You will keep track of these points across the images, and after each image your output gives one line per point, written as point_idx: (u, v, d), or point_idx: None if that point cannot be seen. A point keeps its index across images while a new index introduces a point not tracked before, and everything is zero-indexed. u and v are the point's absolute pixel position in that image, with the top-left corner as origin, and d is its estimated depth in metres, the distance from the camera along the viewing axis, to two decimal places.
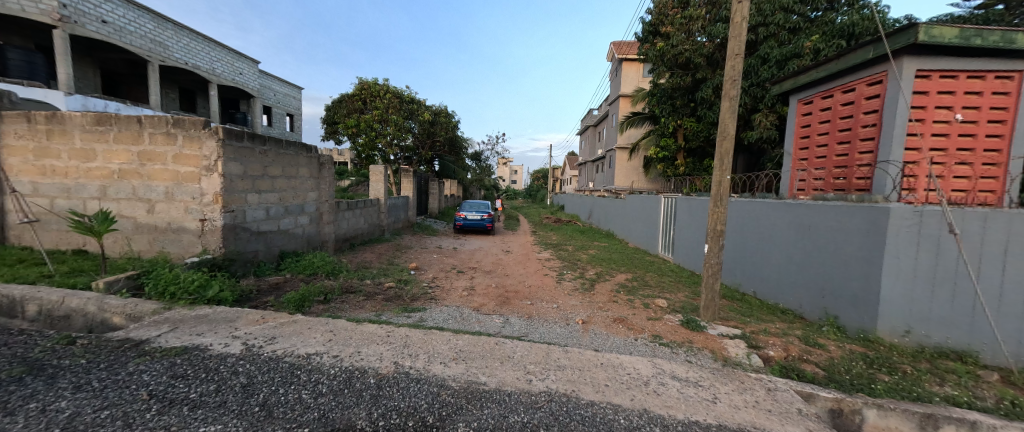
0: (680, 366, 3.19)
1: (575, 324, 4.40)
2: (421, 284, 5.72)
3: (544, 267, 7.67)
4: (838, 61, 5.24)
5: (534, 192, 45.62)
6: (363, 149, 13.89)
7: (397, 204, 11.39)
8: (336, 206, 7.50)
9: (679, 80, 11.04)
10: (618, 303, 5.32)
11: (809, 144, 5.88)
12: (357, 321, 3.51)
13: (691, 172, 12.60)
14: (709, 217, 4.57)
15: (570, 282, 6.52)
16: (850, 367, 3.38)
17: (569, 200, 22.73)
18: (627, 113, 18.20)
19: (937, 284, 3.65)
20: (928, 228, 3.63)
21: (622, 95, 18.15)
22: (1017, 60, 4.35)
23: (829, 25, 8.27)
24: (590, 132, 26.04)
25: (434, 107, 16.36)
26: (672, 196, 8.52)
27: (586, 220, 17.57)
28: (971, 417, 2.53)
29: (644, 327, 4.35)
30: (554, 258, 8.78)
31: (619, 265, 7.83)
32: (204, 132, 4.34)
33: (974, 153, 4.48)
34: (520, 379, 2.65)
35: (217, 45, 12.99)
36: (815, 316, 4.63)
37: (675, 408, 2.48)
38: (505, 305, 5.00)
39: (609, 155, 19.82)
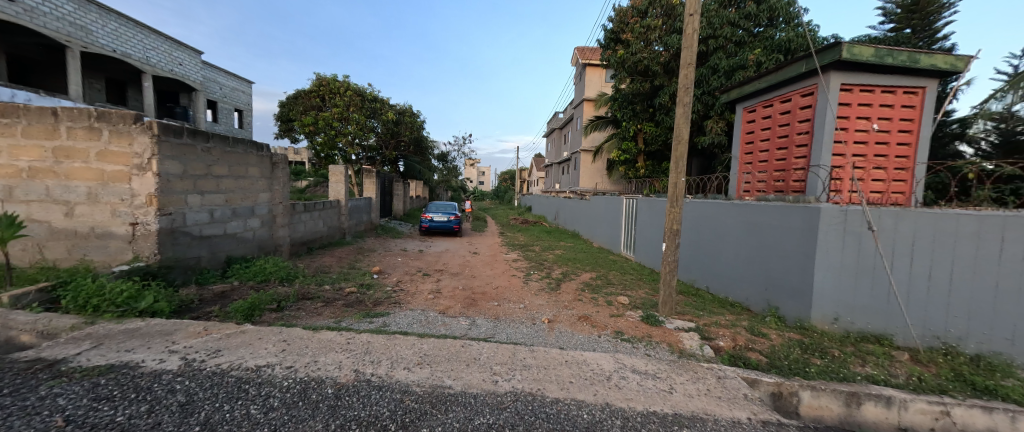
0: (640, 360, 3.37)
1: (541, 323, 4.51)
2: (384, 288, 5.62)
3: (511, 268, 7.76)
4: (777, 73, 5.74)
5: (501, 193, 45.85)
6: (322, 148, 13.36)
7: (359, 206, 11.06)
8: (292, 208, 7.20)
9: (638, 86, 11.53)
10: (583, 301, 5.51)
11: (752, 149, 6.36)
12: (315, 329, 3.42)
13: (651, 174, 13.18)
14: (666, 218, 4.84)
15: (536, 282, 6.65)
16: (788, 353, 3.71)
17: (536, 202, 23.06)
18: (591, 117, 18.75)
19: (859, 275, 4.08)
20: (852, 226, 4.06)
21: (586, 99, 18.69)
22: (920, 77, 4.98)
23: (769, 40, 9.00)
24: (556, 134, 26.55)
25: (398, 106, 16.04)
26: (632, 197, 8.92)
27: (553, 221, 17.91)
28: (887, 394, 2.86)
29: (607, 324, 4.55)
30: (521, 259, 8.91)
31: (584, 264, 8.08)
32: (135, 127, 4.05)
33: (888, 159, 5.05)
34: (487, 380, 2.71)
35: (151, 32, 12.05)
36: (759, 308, 5.03)
37: (634, 401, 2.63)
38: (473, 306, 5.04)
39: (574, 157, 20.30)
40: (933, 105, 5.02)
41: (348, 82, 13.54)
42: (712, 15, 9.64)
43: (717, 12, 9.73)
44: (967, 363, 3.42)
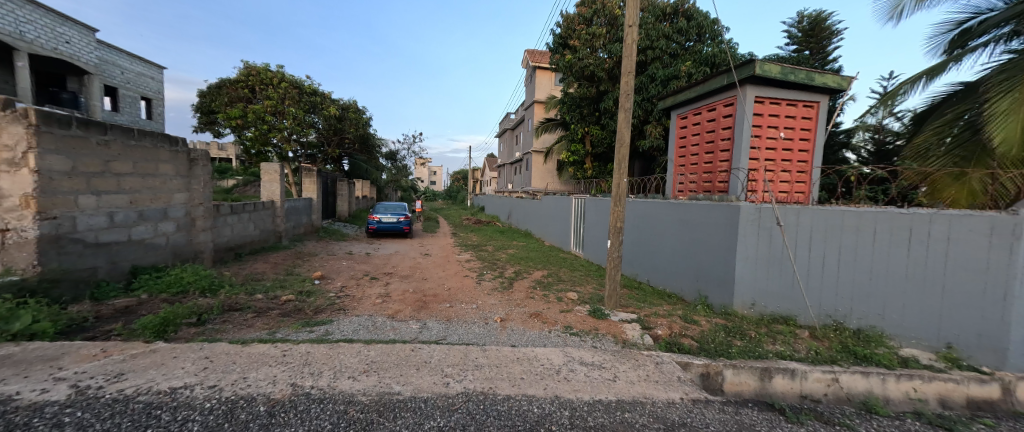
0: (587, 352, 3.60)
1: (493, 322, 4.63)
2: (326, 295, 5.41)
3: (464, 269, 7.79)
4: (705, 85, 6.36)
5: (453, 193, 45.41)
6: (253, 144, 12.38)
7: (297, 207, 10.43)
8: (215, 210, 6.64)
9: (585, 91, 12.06)
10: (534, 299, 5.71)
11: (685, 153, 6.96)
12: (244, 343, 3.25)
13: (598, 175, 13.78)
14: (610, 216, 5.15)
15: (489, 281, 6.76)
16: (715, 337, 4.15)
17: (489, 202, 23.17)
18: (541, 119, 19.25)
19: (771, 264, 4.66)
20: (765, 221, 4.63)
21: (537, 101, 19.15)
22: (816, 93, 5.79)
23: (698, 54, 9.88)
24: (508, 136, 26.89)
25: (341, 101, 15.35)
26: (581, 196, 9.34)
27: (506, 221, 18.11)
28: (792, 367, 3.31)
29: (557, 320, 4.77)
30: (474, 259, 8.96)
31: (535, 262, 8.33)
32: (5, 116, 3.56)
33: (792, 162, 5.81)
34: (437, 383, 2.77)
35: (26, 3, 10.46)
36: (691, 297, 5.54)
37: (582, 391, 2.84)
38: (424, 309, 5.03)
39: (526, 158, 20.69)
40: (825, 118, 5.87)
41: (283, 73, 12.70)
42: (649, 27, 10.31)
43: (653, 25, 10.40)
44: (851, 337, 4.03)
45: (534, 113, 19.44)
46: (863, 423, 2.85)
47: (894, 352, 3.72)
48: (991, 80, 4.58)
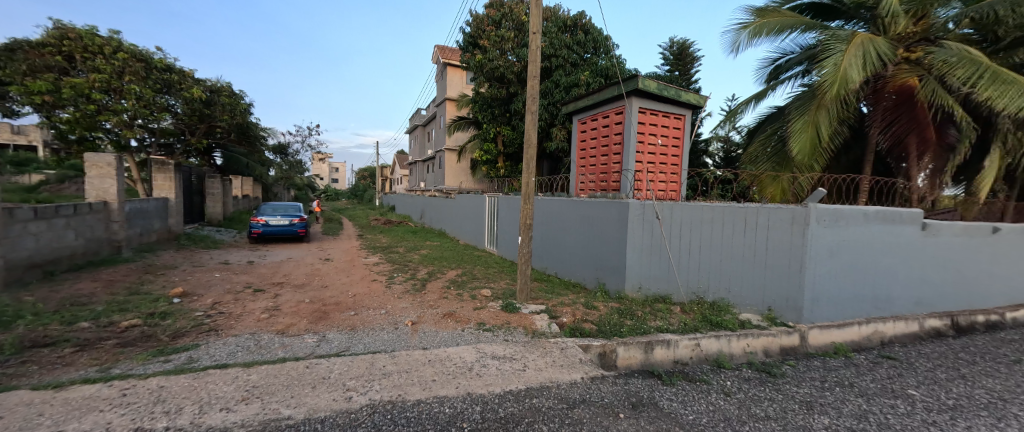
0: (499, 346, 3.82)
1: (404, 326, 4.59)
2: (190, 315, 4.71)
3: (372, 273, 7.48)
4: (600, 93, 7.10)
5: (359, 191, 42.43)
6: (74, 128, 10.08)
7: (143, 209, 8.73)
8: (10, 216, 5.21)
9: (496, 91, 12.42)
10: (448, 298, 5.77)
11: (584, 155, 7.68)
12: (59, 386, 2.69)
13: (509, 174, 14.10)
14: (520, 214, 5.40)
15: (400, 284, 6.61)
16: (610, 319, 4.69)
17: (400, 201, 22.28)
18: (453, 117, 19.15)
19: (652, 252, 5.40)
20: (647, 215, 5.35)
21: (448, 98, 19.01)
22: (682, 108, 6.96)
23: (594, 66, 10.92)
24: (419, 132, 26.14)
25: (210, 82, 13.01)
26: (493, 195, 9.63)
27: (418, 220, 17.65)
28: (667, 338, 3.94)
29: (471, 317, 4.91)
30: (383, 261, 8.62)
31: (450, 262, 8.38)
32: None
33: (666, 165, 6.86)
34: (338, 399, 2.67)
35: None
36: (592, 285, 6.16)
37: (493, 385, 3.02)
38: (323, 320, 4.74)
39: (438, 156, 20.41)
40: (690, 129, 7.08)
41: (120, 41, 10.48)
42: (553, 37, 11.10)
43: (556, 35, 11.18)
44: (709, 308, 4.94)
45: (446, 110, 19.27)
46: (715, 376, 3.58)
47: (736, 317, 4.66)
48: (796, 104, 6.01)
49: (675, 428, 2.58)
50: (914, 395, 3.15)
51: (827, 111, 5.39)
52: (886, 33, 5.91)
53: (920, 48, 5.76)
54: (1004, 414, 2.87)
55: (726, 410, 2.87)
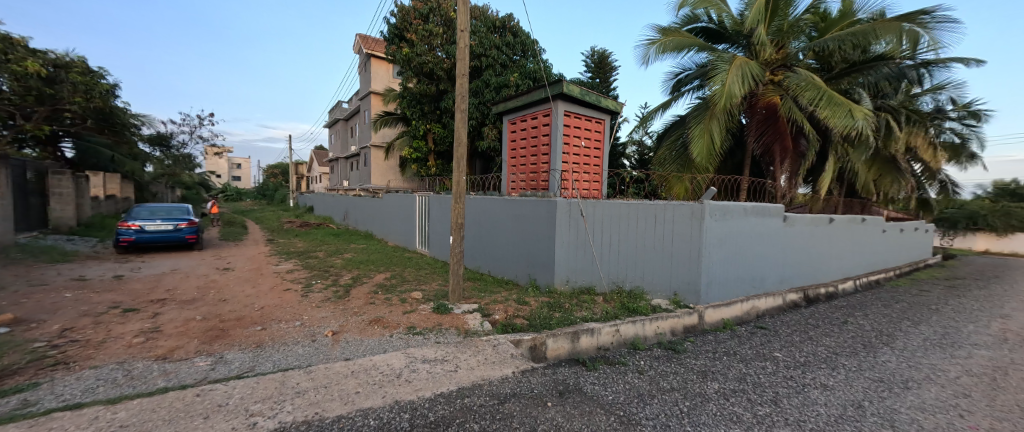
0: (429, 350, 3.77)
1: (324, 337, 4.24)
2: (28, 348, 3.64)
3: (285, 281, 6.88)
4: (528, 95, 7.35)
5: (268, 190, 38.25)
6: None
7: None
8: None
9: (425, 87, 12.15)
10: (375, 304, 5.49)
11: (514, 155, 7.90)
12: None
13: (441, 173, 13.44)
14: (451, 213, 5.36)
15: (319, 293, 6.14)
16: (541, 312, 4.88)
17: (319, 201, 20.73)
18: (378, 111, 18.33)
19: (578, 248, 5.72)
20: (573, 213, 5.64)
21: (373, 92, 18.14)
22: (602, 113, 7.54)
23: (522, 68, 11.25)
24: (341, 127, 24.51)
25: (54, 55, 10.71)
26: (424, 194, 9.43)
27: (341, 222, 16.58)
28: (590, 327, 4.26)
29: (399, 322, 4.69)
30: (298, 268, 7.94)
31: (376, 265, 8.03)
32: None
33: (589, 166, 7.38)
34: (243, 425, 2.38)
35: None
36: (523, 281, 6.37)
37: (423, 389, 2.98)
38: (219, 339, 4.15)
39: (363, 153, 19.40)
40: (609, 133, 7.71)
41: None
42: (482, 36, 11.17)
43: (485, 34, 11.30)
44: (627, 296, 5.43)
45: (371, 104, 18.32)
46: (632, 357, 3.98)
47: (649, 303, 5.20)
48: (695, 114, 6.84)
49: (597, 410, 2.83)
50: (778, 356, 3.84)
51: (717, 121, 6.27)
52: (757, 58, 7.01)
53: (781, 71, 6.98)
54: (836, 365, 3.66)
55: (639, 386, 3.23)
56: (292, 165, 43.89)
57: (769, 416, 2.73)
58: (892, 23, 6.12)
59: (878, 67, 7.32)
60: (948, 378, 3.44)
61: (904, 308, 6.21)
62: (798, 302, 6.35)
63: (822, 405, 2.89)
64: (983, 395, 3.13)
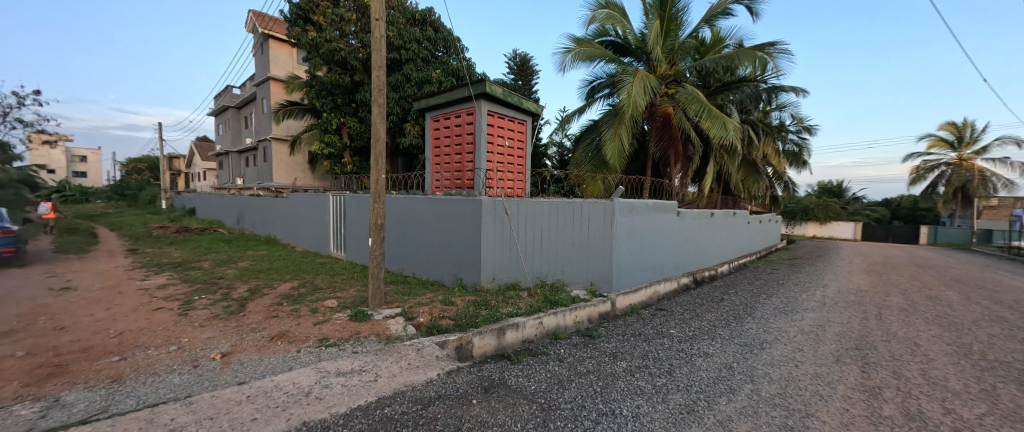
0: (344, 361, 3.51)
1: (208, 362, 3.33)
2: None
3: (156, 297, 5.52)
4: (450, 93, 7.28)
5: (130, 190, 31.84)
6: None
7: None
8: None
9: (337, 77, 11.31)
10: (280, 317, 4.60)
11: (438, 153, 7.75)
12: None
13: (357, 171, 12.74)
14: (370, 213, 5.09)
15: (202, 310, 4.87)
16: (466, 312, 4.87)
17: (202, 202, 17.95)
18: (280, 100, 16.71)
19: (504, 245, 5.82)
20: (498, 212, 5.72)
21: (273, 78, 16.38)
22: (524, 114, 7.81)
23: (445, 65, 11.15)
24: (231, 116, 21.67)
25: None
26: (339, 194, 8.75)
27: (233, 226, 14.53)
28: (515, 321, 4.40)
29: (309, 335, 4.07)
30: (175, 281, 6.65)
31: (280, 274, 6.99)
32: None
33: (513, 165, 7.58)
34: None
35: None
36: (450, 281, 6.31)
37: (340, 403, 2.78)
38: (52, 378, 2.99)
39: (261, 147, 17.46)
40: (530, 133, 8.00)
41: None
42: (401, 28, 10.76)
43: (404, 27, 10.92)
44: (550, 289, 5.70)
45: (271, 92, 16.52)
46: (553, 347, 4.22)
47: (569, 294, 5.53)
48: (607, 118, 7.43)
49: (520, 400, 2.95)
50: (673, 333, 4.40)
51: (625, 127, 6.92)
52: (655, 72, 7.87)
53: (673, 86, 7.91)
54: (714, 335, 4.32)
55: (559, 373, 3.45)
56: (165, 159, 37.31)
57: (665, 385, 3.13)
58: (750, 51, 7.34)
59: (742, 86, 8.65)
60: (792, 337, 4.28)
61: (765, 284, 7.56)
62: (689, 285, 7.33)
63: (704, 370, 3.39)
64: (812, 348, 3.97)
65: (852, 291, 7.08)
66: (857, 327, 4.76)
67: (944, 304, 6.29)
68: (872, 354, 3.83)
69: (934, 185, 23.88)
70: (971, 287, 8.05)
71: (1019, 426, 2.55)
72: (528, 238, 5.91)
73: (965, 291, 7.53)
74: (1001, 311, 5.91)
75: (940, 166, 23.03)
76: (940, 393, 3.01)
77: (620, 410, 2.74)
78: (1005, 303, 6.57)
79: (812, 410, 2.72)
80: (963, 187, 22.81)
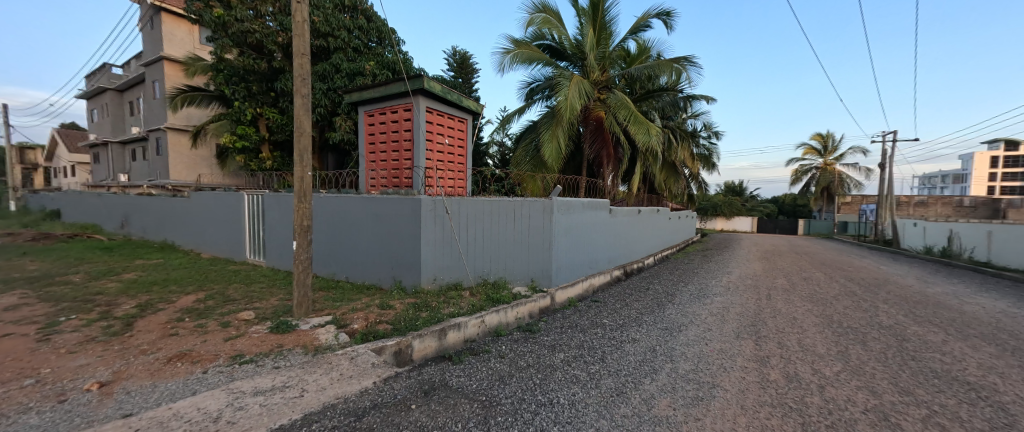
0: (262, 379, 3.14)
1: (79, 395, 2.77)
2: None
3: (7, 321, 4.50)
4: (385, 87, 6.90)
5: None
6: None
7: None
8: None
9: (252, 62, 10.22)
10: (181, 335, 4.01)
11: (373, 151, 7.29)
12: None
13: (279, 168, 11.52)
14: (294, 214, 4.63)
15: (72, 333, 4.07)
16: (405, 315, 4.64)
17: (71, 203, 15.03)
18: (177, 84, 14.72)
19: (444, 244, 5.64)
20: (438, 211, 5.51)
21: (168, 57, 14.37)
22: (465, 113, 7.69)
23: (378, 57, 10.62)
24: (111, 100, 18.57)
25: None
26: (255, 193, 7.90)
27: (117, 231, 12.36)
28: (457, 321, 4.29)
29: (218, 352, 3.60)
30: (35, 299, 5.48)
31: (179, 285, 6.09)
32: None
33: (453, 164, 7.42)
34: None
35: None
36: (388, 284, 5.99)
37: (257, 425, 2.47)
38: None
39: (153, 137, 15.20)
40: (470, 132, 7.89)
41: None
42: (328, 13, 10.01)
43: (332, 13, 10.17)
44: (491, 288, 5.66)
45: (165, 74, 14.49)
46: (495, 344, 4.19)
47: (511, 291, 5.55)
48: (546, 118, 7.56)
49: (461, 400, 2.86)
50: (606, 322, 4.60)
51: (563, 128, 7.12)
52: (588, 77, 8.23)
53: (605, 91, 8.30)
54: (640, 321, 4.60)
55: (499, 369, 3.42)
56: (18, 151, 30.79)
57: (598, 371, 3.24)
58: (669, 62, 7.94)
59: (662, 95, 9.37)
60: (703, 319, 4.71)
61: (683, 273, 8.30)
62: (620, 277, 7.77)
63: (632, 354, 3.59)
64: (719, 327, 4.39)
65: (750, 276, 8.05)
66: (752, 306, 5.39)
67: (814, 283, 7.44)
68: (763, 328, 4.35)
69: (807, 185, 28.10)
70: (833, 269, 9.63)
71: (864, 378, 3.07)
72: (469, 237, 5.78)
73: (829, 272, 8.97)
74: (853, 287, 7.15)
75: (811, 169, 27.11)
76: (812, 357, 3.51)
77: (558, 400, 2.78)
78: (856, 280, 7.95)
79: (718, 381, 3.00)
80: (827, 187, 27.17)
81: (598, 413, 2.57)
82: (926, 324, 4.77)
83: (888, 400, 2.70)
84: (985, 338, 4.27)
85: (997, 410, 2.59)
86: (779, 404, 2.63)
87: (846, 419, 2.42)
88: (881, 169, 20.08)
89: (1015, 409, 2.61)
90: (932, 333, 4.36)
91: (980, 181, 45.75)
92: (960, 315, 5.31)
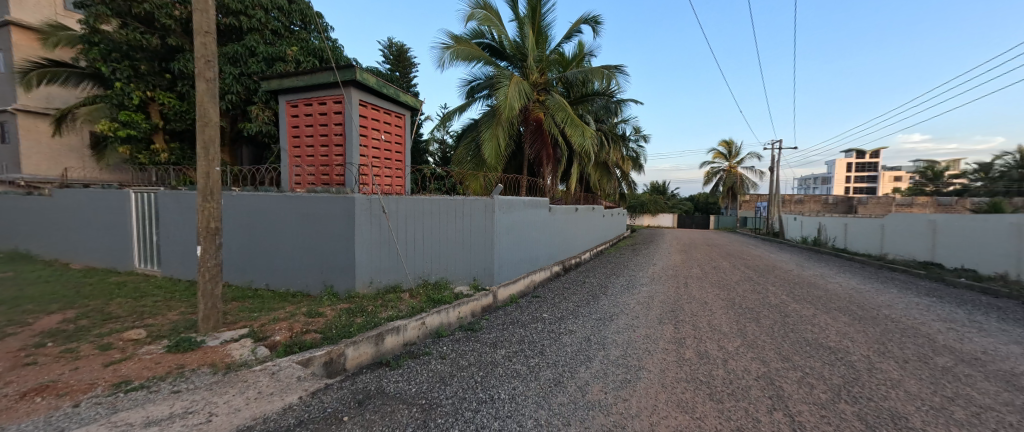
0: (157, 407, 2.68)
1: None
2: None
3: None
4: (311, 77, 6.31)
5: None
6: None
7: None
8: None
9: (140, 38, 8.80)
10: (42, 364, 3.29)
11: (297, 145, 6.65)
12: None
13: (177, 162, 10.10)
14: (199, 215, 4.03)
15: None
16: (337, 322, 4.30)
17: None
18: (32, 57, 12.19)
19: (381, 245, 5.31)
20: (373, 210, 5.17)
21: (15, 24, 11.85)
22: (402, 108, 7.37)
23: (302, 43, 9.77)
24: None
25: None
26: (146, 192, 6.82)
27: None
28: (394, 325, 4.06)
29: (96, 380, 3.01)
30: None
31: (38, 304, 5.01)
32: None
33: (390, 161, 7.06)
34: None
35: None
36: (317, 291, 5.50)
37: None
38: None
39: None
40: (408, 129, 7.58)
41: None
42: None
43: None
44: (431, 288, 5.46)
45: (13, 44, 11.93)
46: (435, 345, 4.03)
47: (452, 291, 5.41)
48: (488, 116, 7.49)
49: (399, 406, 2.70)
50: (545, 316, 4.67)
51: (503, 127, 7.12)
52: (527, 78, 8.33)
53: (543, 92, 8.45)
54: (576, 313, 4.75)
55: (439, 371, 3.29)
56: None
57: (538, 364, 3.27)
58: (599, 69, 8.27)
59: (595, 98, 9.78)
60: (631, 308, 4.98)
61: (614, 266, 8.78)
62: (559, 272, 7.99)
63: (569, 345, 3.67)
64: (644, 314, 4.68)
65: (670, 267, 8.73)
66: (671, 294, 5.83)
67: (721, 270, 8.29)
68: (681, 313, 4.71)
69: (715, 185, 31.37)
70: (734, 258, 10.84)
71: (757, 350, 3.45)
72: (408, 236, 5.51)
73: (733, 261, 10.08)
74: (750, 273, 8.09)
75: (719, 172, 30.25)
76: (718, 335, 3.87)
77: (498, 396, 2.73)
78: (753, 267, 9.02)
79: (644, 363, 3.17)
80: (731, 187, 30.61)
81: (537, 404, 2.57)
82: (802, 301, 5.52)
83: (774, 367, 3.05)
84: (842, 309, 5.07)
85: (849, 367, 3.06)
86: (692, 379, 2.84)
87: (743, 387, 2.68)
88: (771, 171, 23.10)
89: (861, 366, 3.09)
90: (806, 309, 5.05)
91: (841, 183, 54.92)
92: (826, 292, 6.26)
